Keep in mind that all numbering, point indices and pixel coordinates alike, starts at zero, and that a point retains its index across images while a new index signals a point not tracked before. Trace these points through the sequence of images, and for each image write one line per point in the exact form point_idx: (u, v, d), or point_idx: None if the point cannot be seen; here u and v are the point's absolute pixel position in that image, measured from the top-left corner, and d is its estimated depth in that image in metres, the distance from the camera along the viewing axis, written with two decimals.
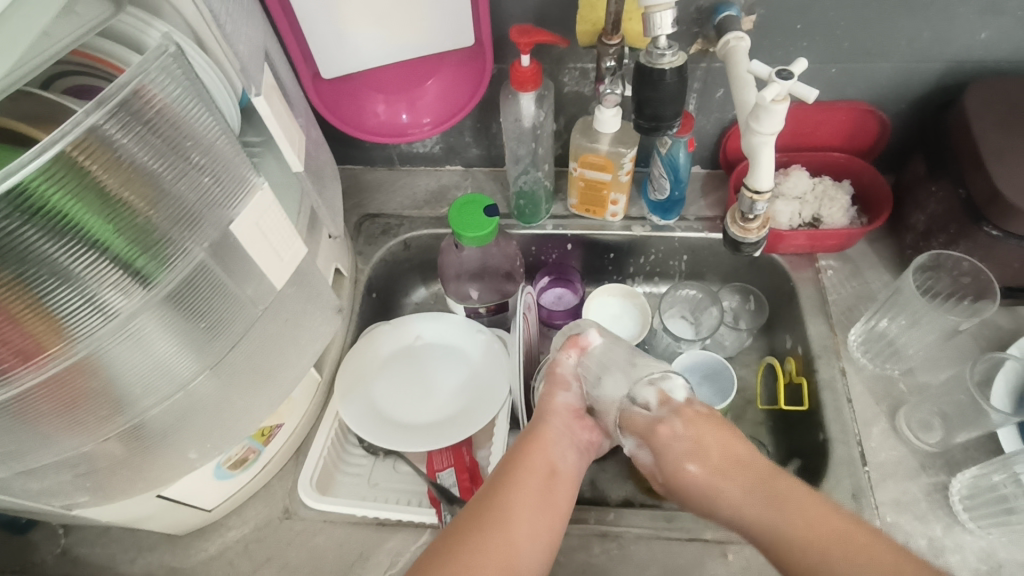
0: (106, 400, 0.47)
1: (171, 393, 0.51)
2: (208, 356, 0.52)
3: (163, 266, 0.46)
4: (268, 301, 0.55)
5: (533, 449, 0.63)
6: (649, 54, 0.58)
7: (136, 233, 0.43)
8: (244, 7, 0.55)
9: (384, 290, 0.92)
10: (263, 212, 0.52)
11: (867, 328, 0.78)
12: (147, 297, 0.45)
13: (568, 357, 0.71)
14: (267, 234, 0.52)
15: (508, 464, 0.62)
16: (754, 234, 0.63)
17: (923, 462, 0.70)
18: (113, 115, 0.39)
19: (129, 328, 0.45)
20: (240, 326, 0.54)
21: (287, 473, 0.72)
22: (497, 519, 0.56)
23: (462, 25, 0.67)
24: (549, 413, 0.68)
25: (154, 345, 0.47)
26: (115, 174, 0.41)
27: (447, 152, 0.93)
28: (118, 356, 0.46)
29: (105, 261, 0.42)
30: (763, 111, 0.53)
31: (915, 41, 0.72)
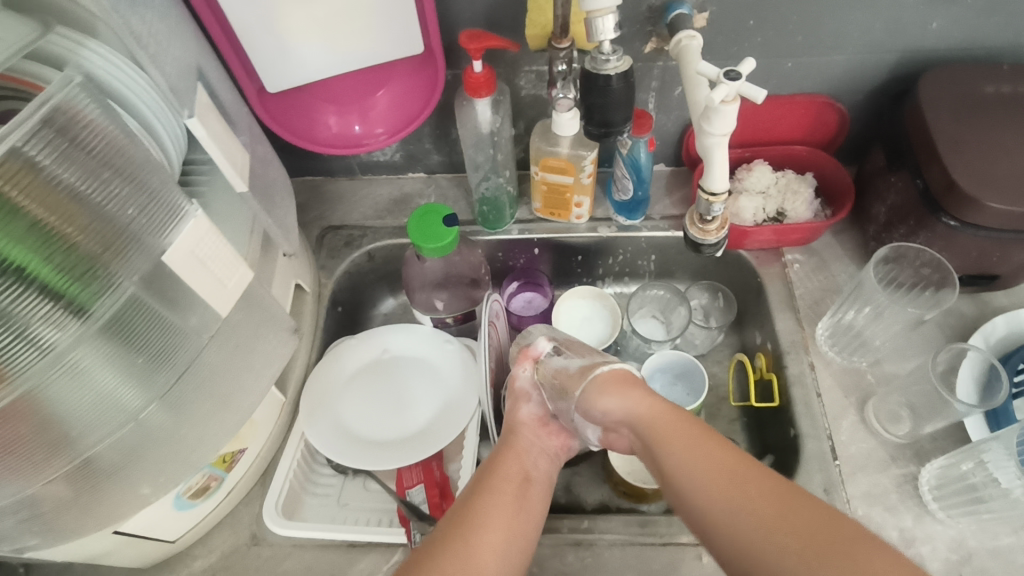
0: (50, 440, 0.45)
1: (119, 426, 0.49)
2: (154, 386, 0.50)
3: (99, 294, 0.44)
4: (214, 329, 0.53)
5: (505, 457, 0.62)
6: (594, 60, 0.58)
7: (68, 262, 0.41)
8: (177, 25, 0.54)
9: (350, 303, 0.90)
10: (199, 239, 0.48)
11: (834, 321, 0.78)
12: (83, 327, 0.43)
13: (523, 369, 0.70)
14: (205, 261, 0.49)
15: (483, 472, 0.61)
16: (714, 234, 0.63)
17: (892, 453, 0.70)
18: (35, 136, 0.38)
19: (66, 361, 0.43)
20: (186, 356, 0.52)
21: (254, 497, 0.70)
22: (469, 528, 0.54)
23: (411, 33, 0.65)
24: (516, 424, 0.67)
25: (95, 376, 0.46)
26: (40, 201, 0.39)
27: (408, 160, 0.91)
28: (57, 391, 0.44)
29: (35, 293, 0.40)
30: (714, 112, 0.53)
31: (868, 33, 0.72)
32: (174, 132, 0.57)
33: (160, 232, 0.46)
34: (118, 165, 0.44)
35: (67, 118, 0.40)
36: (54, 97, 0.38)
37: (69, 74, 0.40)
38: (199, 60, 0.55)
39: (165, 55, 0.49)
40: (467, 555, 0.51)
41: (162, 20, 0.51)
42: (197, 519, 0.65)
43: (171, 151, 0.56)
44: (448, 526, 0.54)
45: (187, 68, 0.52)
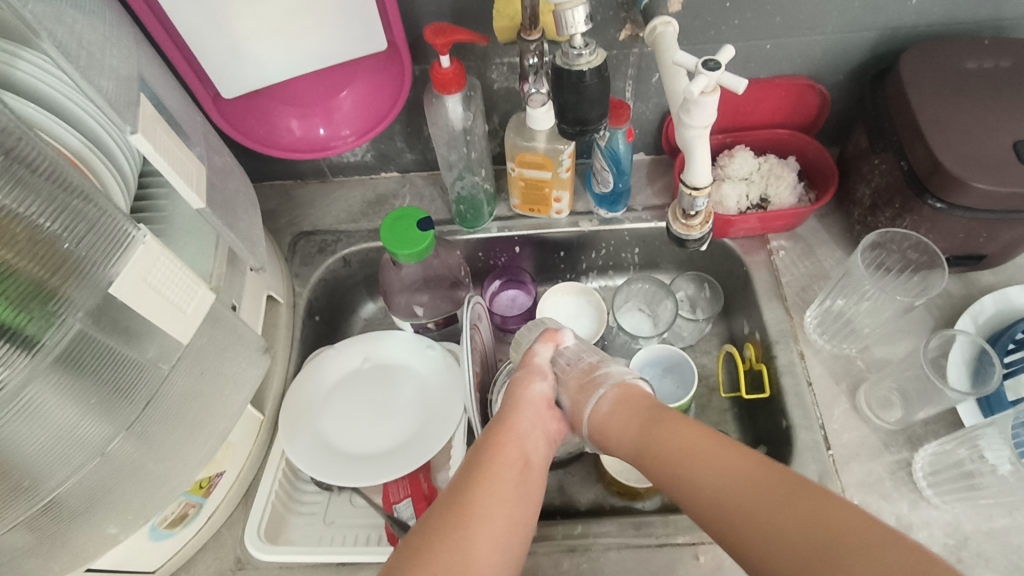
0: (10, 488, 0.42)
1: (85, 463, 0.46)
2: (120, 418, 0.47)
3: (48, 326, 0.41)
4: (177, 356, 0.51)
5: (502, 437, 0.59)
6: (566, 55, 0.55)
7: (10, 292, 0.38)
8: (115, 30, 0.50)
9: (328, 310, 0.87)
10: (151, 266, 0.45)
11: (822, 309, 0.77)
12: (35, 362, 0.40)
13: (544, 349, 0.68)
14: (159, 288, 0.46)
15: (480, 456, 0.58)
16: (698, 230, 0.61)
17: (884, 440, 0.69)
18: None
19: (20, 399, 0.40)
20: (150, 385, 0.49)
21: (237, 520, 0.67)
22: (466, 520, 0.51)
23: (373, 28, 0.62)
24: (522, 401, 0.63)
25: (53, 414, 0.42)
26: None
27: (381, 159, 0.88)
28: (15, 432, 0.41)
29: None
30: (693, 104, 0.50)
31: (847, 11, 0.70)
32: (126, 146, 0.54)
33: (105, 258, 0.43)
34: (61, 183, 0.40)
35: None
36: None
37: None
38: (139, 67, 0.51)
39: (100, 69, 0.45)
40: (462, 546, 0.49)
41: (96, 28, 0.47)
42: (177, 547, 0.62)
43: (124, 166, 0.54)
44: (443, 515, 0.52)
45: (129, 78, 0.48)
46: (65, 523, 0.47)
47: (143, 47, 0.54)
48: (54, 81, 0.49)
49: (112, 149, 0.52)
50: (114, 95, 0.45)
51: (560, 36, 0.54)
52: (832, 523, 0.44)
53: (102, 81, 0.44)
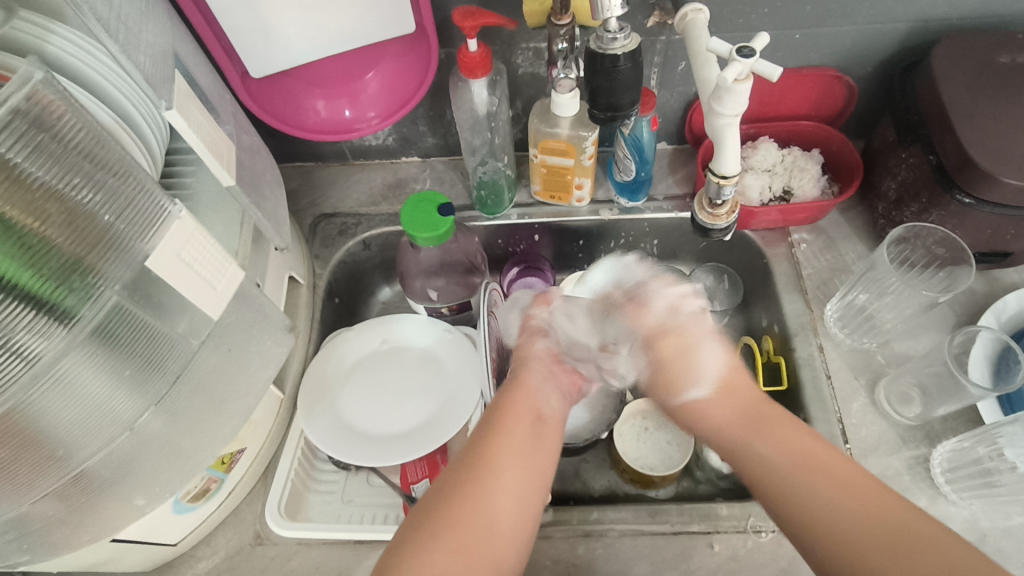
0: (45, 456, 0.43)
1: (115, 435, 0.47)
2: (150, 392, 0.48)
3: (85, 299, 0.41)
4: (206, 332, 0.51)
5: (517, 394, 0.61)
6: (600, 39, 0.54)
7: (51, 265, 0.38)
8: (150, 6, 0.49)
9: (347, 293, 0.88)
10: (185, 242, 0.46)
11: (843, 303, 0.76)
12: (71, 336, 0.41)
13: (539, 311, 0.73)
14: (191, 265, 0.47)
15: (494, 413, 0.59)
16: (724, 219, 0.60)
17: (902, 435, 0.69)
18: (7, 126, 0.34)
19: (57, 371, 0.41)
20: (179, 361, 0.50)
21: (256, 496, 0.68)
22: (484, 473, 0.52)
23: (403, 10, 0.62)
24: (528, 358, 0.67)
25: (85, 386, 0.43)
26: (17, 201, 0.36)
27: (402, 143, 0.88)
28: (51, 404, 0.41)
29: (16, 301, 0.37)
30: (726, 92, 0.49)
31: (878, 2, 0.69)
32: (155, 122, 0.55)
33: (134, 237, 0.43)
34: (97, 159, 0.40)
35: (40, 106, 0.36)
36: (27, 84, 0.35)
37: (30, 67, 0.36)
38: (173, 43, 0.51)
39: (136, 44, 0.44)
40: (478, 496, 0.50)
41: (134, 2, 0.46)
42: (197, 521, 0.63)
43: (152, 141, 0.54)
44: (460, 470, 0.52)
45: (164, 54, 0.48)
46: (91, 494, 0.48)
47: (175, 24, 0.54)
48: (86, 55, 0.50)
49: (141, 125, 0.53)
50: (149, 71, 0.45)
51: (594, 19, 0.53)
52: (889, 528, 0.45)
53: (138, 57, 0.44)
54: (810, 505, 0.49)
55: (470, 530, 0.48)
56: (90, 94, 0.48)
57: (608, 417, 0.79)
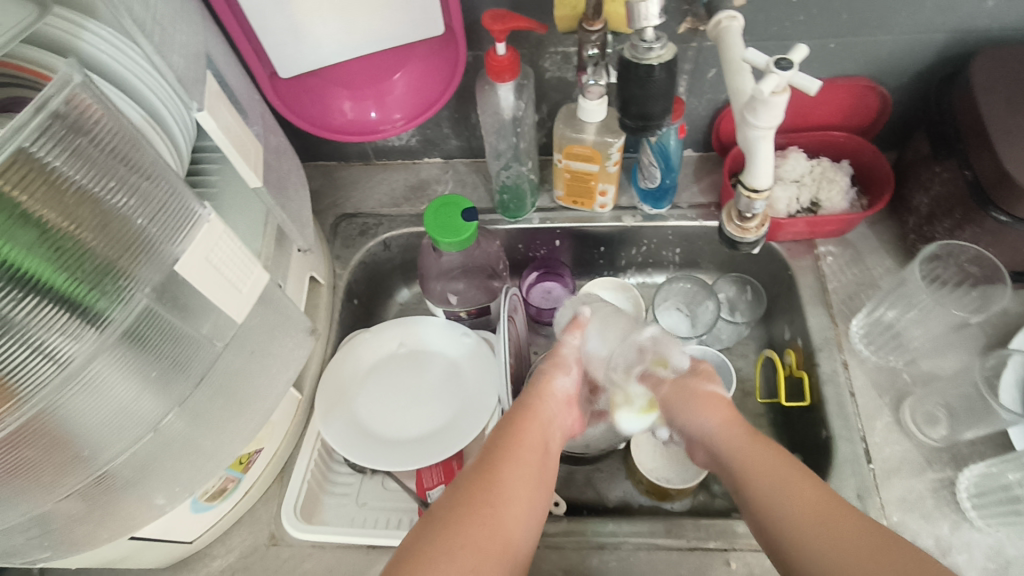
0: (71, 455, 0.43)
1: (140, 436, 0.47)
2: (175, 394, 0.48)
3: (115, 301, 0.41)
4: (229, 334, 0.51)
5: (527, 422, 0.59)
6: (635, 48, 0.54)
7: (84, 267, 0.39)
8: (185, 6, 0.49)
9: (366, 294, 0.88)
10: (213, 245, 0.46)
11: (870, 319, 0.75)
12: (102, 339, 0.41)
13: (572, 339, 0.69)
14: (218, 267, 0.47)
15: (506, 436, 0.57)
16: (753, 233, 0.59)
17: (927, 456, 0.67)
18: (46, 129, 0.34)
19: (84, 374, 0.41)
20: (203, 363, 0.50)
21: (272, 496, 0.68)
22: (494, 499, 0.51)
23: (432, 11, 0.61)
24: (545, 395, 0.63)
25: (113, 388, 0.43)
26: (54, 204, 0.36)
27: (425, 144, 0.88)
28: (78, 406, 0.41)
29: (49, 304, 0.37)
30: (761, 104, 0.48)
31: (917, 12, 0.67)
32: (182, 120, 0.55)
33: (162, 242, 0.43)
34: (131, 163, 0.41)
35: (77, 109, 0.36)
36: (64, 88, 0.35)
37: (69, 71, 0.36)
38: (206, 43, 0.51)
39: (171, 48, 0.44)
40: (489, 521, 0.49)
41: (168, 1, 0.46)
42: (214, 520, 0.63)
43: (179, 139, 0.54)
44: (471, 490, 0.52)
45: (196, 55, 0.48)
46: (113, 493, 0.48)
47: (208, 23, 0.54)
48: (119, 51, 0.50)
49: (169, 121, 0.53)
50: (181, 72, 0.45)
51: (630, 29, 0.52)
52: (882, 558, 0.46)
53: (171, 58, 0.44)
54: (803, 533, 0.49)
55: (478, 552, 0.47)
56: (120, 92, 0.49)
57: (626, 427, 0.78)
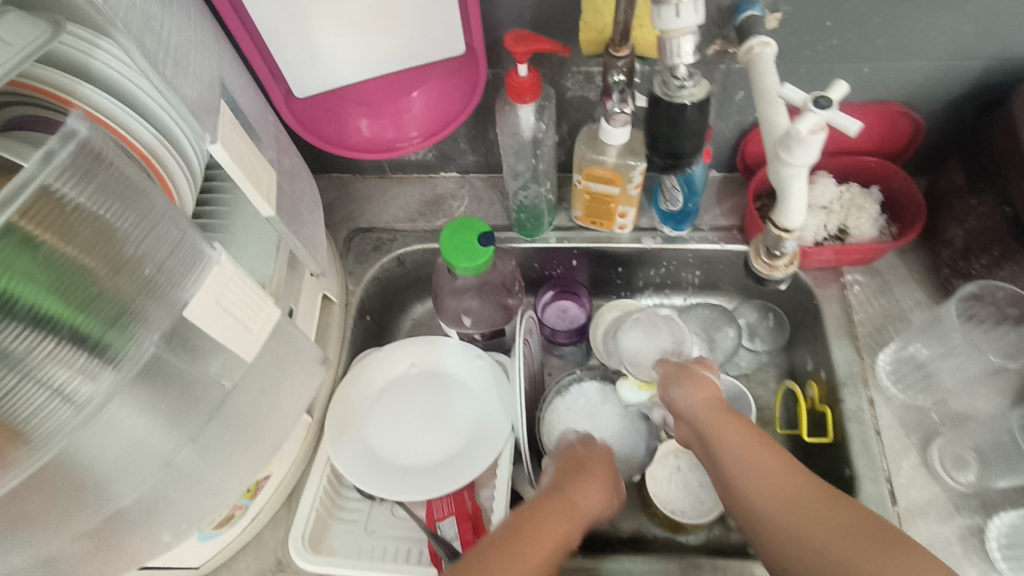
0: (81, 493, 0.42)
1: (153, 473, 0.46)
2: (187, 432, 0.47)
3: (132, 339, 0.41)
4: (240, 372, 0.50)
5: (559, 507, 0.55)
6: (666, 86, 0.52)
7: (101, 305, 0.38)
8: (199, 28, 0.48)
9: (379, 310, 0.87)
10: (224, 287, 0.45)
11: (897, 352, 0.72)
12: (117, 376, 0.40)
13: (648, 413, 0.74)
14: (229, 308, 0.46)
15: (538, 511, 0.54)
16: (781, 271, 0.56)
17: (956, 501, 0.65)
18: (65, 168, 0.35)
19: (94, 411, 0.40)
20: (211, 403, 0.48)
21: (280, 521, 0.67)
22: (525, 559, 0.48)
23: (451, 31, 0.60)
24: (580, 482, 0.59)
25: (128, 425, 0.43)
26: (74, 242, 0.36)
27: (441, 159, 0.86)
28: (87, 442, 0.41)
29: (64, 342, 0.37)
30: (797, 142, 0.46)
31: (958, 38, 0.64)
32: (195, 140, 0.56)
33: (180, 283, 0.42)
34: (151, 201, 0.40)
35: (96, 149, 0.36)
36: (80, 129, 0.35)
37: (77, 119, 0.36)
38: (220, 68, 0.49)
39: (185, 75, 0.43)
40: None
41: (181, 26, 0.45)
42: (222, 546, 0.62)
43: (192, 159, 0.56)
44: (502, 549, 0.49)
45: (210, 82, 0.46)
46: (119, 529, 0.47)
47: (222, 45, 0.52)
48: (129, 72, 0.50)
49: (182, 142, 0.54)
50: (195, 100, 0.43)
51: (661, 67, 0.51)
52: (866, 532, 0.45)
53: (186, 86, 0.42)
54: (779, 518, 0.48)
55: None
56: (133, 113, 0.50)
57: (641, 458, 0.76)
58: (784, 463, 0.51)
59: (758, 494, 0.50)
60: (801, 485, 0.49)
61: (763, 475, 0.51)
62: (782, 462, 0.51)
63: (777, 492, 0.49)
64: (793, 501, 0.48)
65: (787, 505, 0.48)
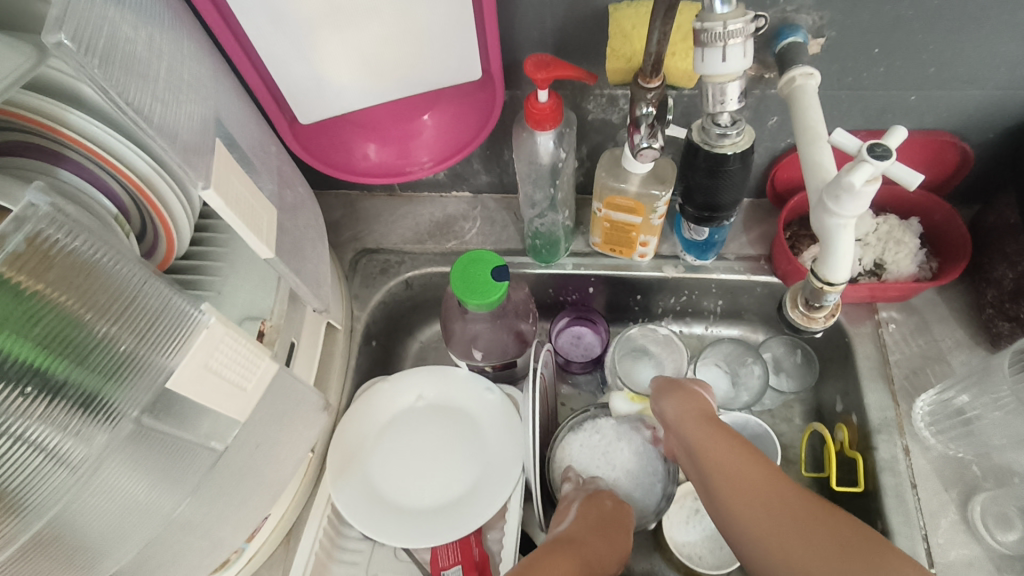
0: (72, 563, 0.39)
1: (147, 534, 0.43)
2: (183, 491, 0.44)
3: (126, 396, 0.37)
4: (231, 434, 0.47)
5: (562, 552, 0.53)
6: (709, 133, 0.54)
7: (92, 361, 0.35)
8: (194, 58, 0.44)
9: (386, 334, 0.83)
10: (213, 349, 0.41)
11: (938, 399, 0.68)
12: (111, 436, 0.37)
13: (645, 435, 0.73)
14: (219, 371, 0.42)
15: (539, 556, 0.52)
16: (820, 322, 0.52)
17: (998, 564, 0.61)
18: (56, 218, 0.32)
19: (88, 475, 0.37)
20: (201, 467, 0.45)
21: (277, 561, 0.65)
22: None
23: (468, 56, 0.56)
24: (586, 533, 0.57)
25: (120, 487, 0.39)
26: (67, 292, 0.34)
27: (454, 178, 0.82)
28: (80, 509, 0.38)
29: (54, 404, 0.34)
30: (847, 194, 0.42)
31: (1017, 67, 0.59)
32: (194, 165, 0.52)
33: (174, 341, 0.39)
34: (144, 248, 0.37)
35: None
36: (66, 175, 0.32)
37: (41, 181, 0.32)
38: (217, 100, 0.46)
39: (176, 115, 0.39)
40: None
41: (174, 60, 0.41)
42: None
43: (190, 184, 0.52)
44: None
45: (206, 118, 0.43)
46: None
47: (221, 72, 0.48)
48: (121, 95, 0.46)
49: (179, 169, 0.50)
50: (187, 140, 0.39)
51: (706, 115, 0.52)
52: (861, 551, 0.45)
53: (176, 126, 0.39)
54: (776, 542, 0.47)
55: None
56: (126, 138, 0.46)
57: (657, 502, 0.70)
58: (774, 482, 0.51)
59: (753, 519, 0.49)
60: (791, 503, 0.49)
61: (758, 500, 0.50)
62: (774, 482, 0.51)
63: (768, 516, 0.49)
64: (786, 523, 0.48)
65: (780, 529, 0.48)
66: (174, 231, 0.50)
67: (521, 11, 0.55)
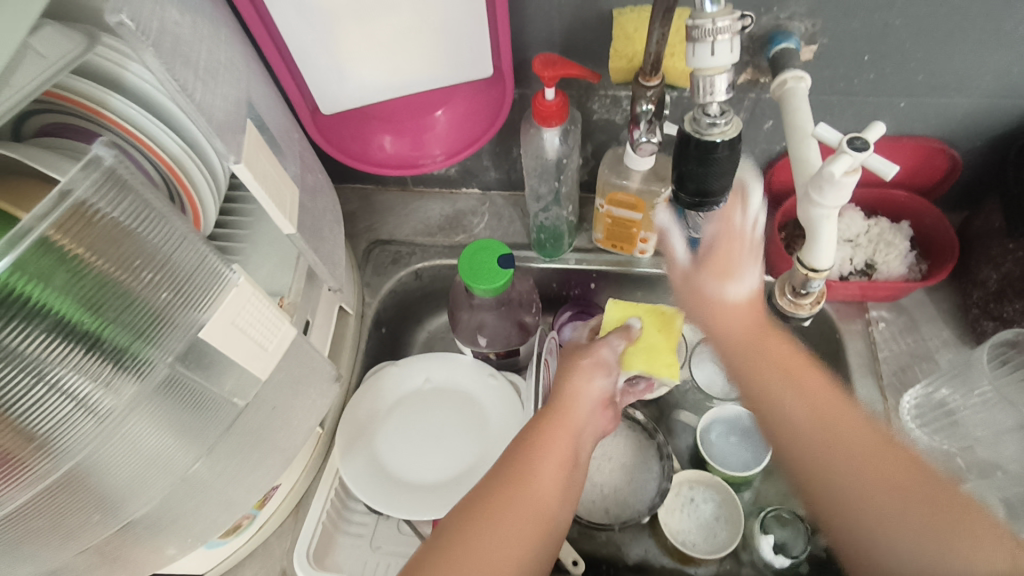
0: (97, 505, 0.43)
1: (166, 484, 0.47)
2: (203, 445, 0.48)
3: (155, 353, 0.41)
4: (252, 392, 0.50)
5: (551, 429, 0.58)
6: (698, 122, 0.56)
7: (126, 318, 0.39)
8: (229, 47, 0.48)
9: (395, 322, 0.87)
10: (240, 309, 0.45)
11: (924, 394, 0.70)
12: (138, 390, 0.41)
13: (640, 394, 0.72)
14: (245, 329, 0.46)
15: (535, 424, 0.59)
16: (806, 309, 0.56)
17: None
18: (100, 185, 0.35)
19: (115, 426, 0.40)
20: (222, 422, 0.49)
21: (287, 531, 0.68)
22: (517, 475, 0.54)
23: (481, 53, 0.59)
24: (576, 396, 0.62)
25: (144, 440, 0.43)
26: (106, 254, 0.37)
27: (464, 175, 0.85)
28: (107, 455, 0.41)
29: (90, 356, 0.37)
30: (829, 183, 0.45)
31: (1003, 76, 0.62)
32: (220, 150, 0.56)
33: (202, 303, 0.42)
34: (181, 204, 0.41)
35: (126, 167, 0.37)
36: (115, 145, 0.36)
37: (99, 149, 0.35)
38: (248, 87, 0.50)
39: (212, 95, 0.43)
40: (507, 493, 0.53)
41: (211, 47, 0.45)
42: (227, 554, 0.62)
43: (218, 168, 0.55)
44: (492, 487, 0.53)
45: (238, 102, 0.47)
46: (127, 542, 0.48)
47: (251, 63, 0.52)
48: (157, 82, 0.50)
49: (208, 152, 0.53)
50: (221, 119, 0.43)
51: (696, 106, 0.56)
52: (938, 501, 0.50)
53: (212, 106, 0.43)
54: (855, 494, 0.52)
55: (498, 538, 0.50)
56: (160, 122, 0.50)
57: (651, 497, 0.72)
58: (877, 443, 0.54)
59: (834, 472, 0.53)
60: (889, 464, 0.52)
61: (853, 456, 0.53)
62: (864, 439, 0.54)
63: (868, 466, 0.52)
64: (883, 473, 0.52)
65: (867, 488, 0.52)
66: (200, 210, 0.54)
67: (532, 13, 0.59)
